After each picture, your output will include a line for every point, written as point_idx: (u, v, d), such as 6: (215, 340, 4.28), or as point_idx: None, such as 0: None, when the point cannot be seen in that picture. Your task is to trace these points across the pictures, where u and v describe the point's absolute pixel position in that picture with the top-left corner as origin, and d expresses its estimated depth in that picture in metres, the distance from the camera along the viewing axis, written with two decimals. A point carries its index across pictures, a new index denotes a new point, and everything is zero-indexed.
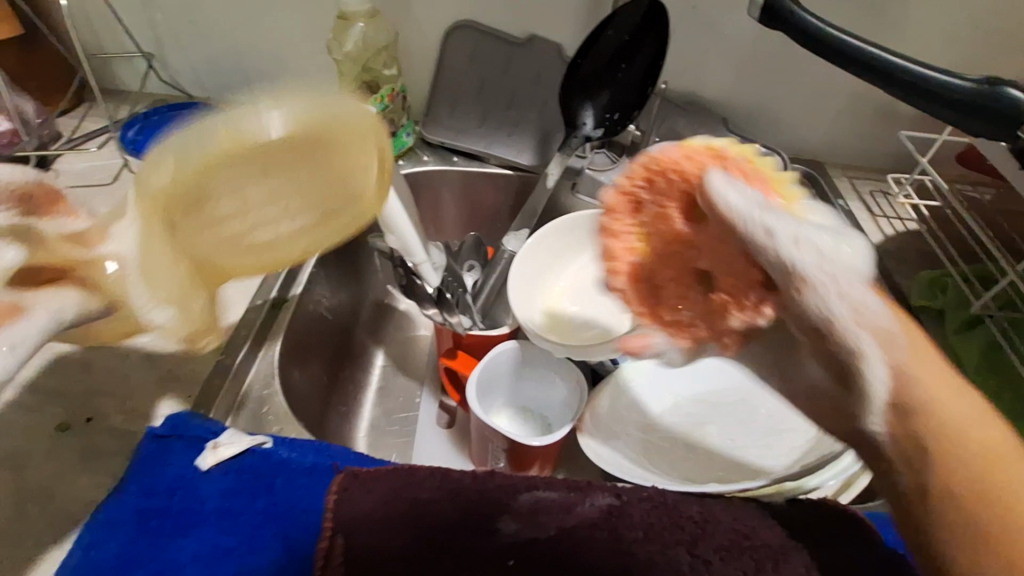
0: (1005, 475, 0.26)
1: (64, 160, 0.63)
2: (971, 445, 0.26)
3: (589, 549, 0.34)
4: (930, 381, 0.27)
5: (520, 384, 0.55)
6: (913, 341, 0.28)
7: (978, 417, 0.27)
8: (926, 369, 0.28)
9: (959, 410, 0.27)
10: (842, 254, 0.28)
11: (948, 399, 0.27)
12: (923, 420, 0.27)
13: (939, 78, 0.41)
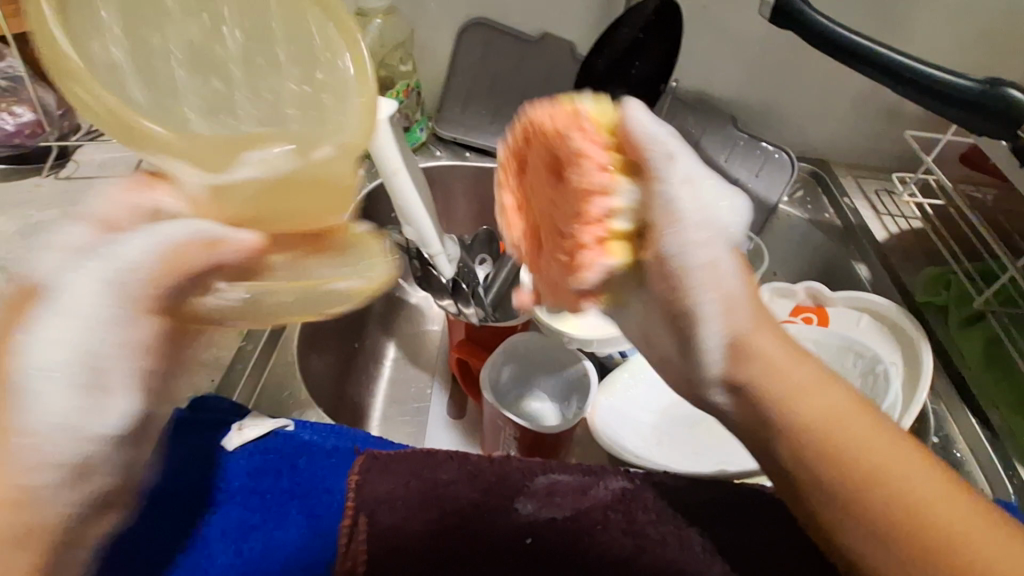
0: (888, 466, 0.28)
1: (84, 151, 0.64)
2: (850, 444, 0.29)
3: (605, 529, 0.35)
4: (804, 384, 0.30)
5: (529, 378, 0.55)
6: (780, 345, 0.32)
7: (850, 412, 0.30)
8: (798, 374, 0.31)
9: (829, 408, 0.30)
10: (703, 204, 0.31)
11: (819, 400, 0.30)
12: (796, 428, 0.30)
13: (943, 78, 0.42)
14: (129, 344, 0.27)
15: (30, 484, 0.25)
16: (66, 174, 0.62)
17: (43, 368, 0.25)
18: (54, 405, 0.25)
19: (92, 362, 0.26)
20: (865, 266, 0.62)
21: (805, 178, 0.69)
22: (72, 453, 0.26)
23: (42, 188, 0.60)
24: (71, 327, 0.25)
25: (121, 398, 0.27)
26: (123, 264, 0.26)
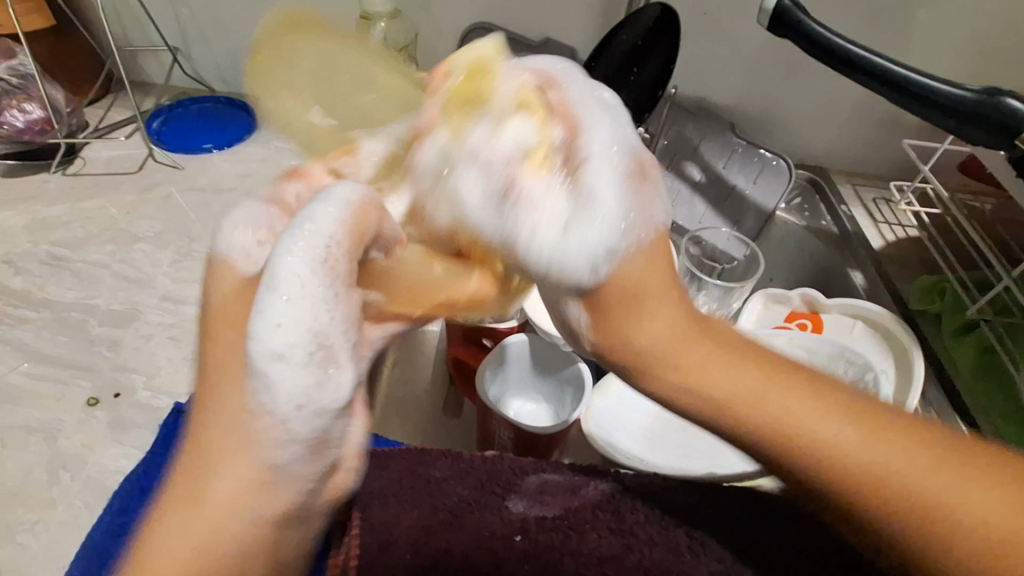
0: (830, 440, 0.26)
1: (92, 149, 0.66)
2: (782, 424, 0.26)
3: (593, 526, 0.36)
4: (703, 370, 0.28)
5: (526, 378, 0.55)
6: (663, 334, 0.28)
7: (770, 386, 0.27)
8: (687, 362, 0.28)
9: (732, 389, 0.27)
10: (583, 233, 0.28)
11: (719, 385, 0.27)
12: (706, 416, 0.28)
13: (946, 91, 0.42)
14: (344, 317, 0.27)
15: (280, 462, 0.27)
16: (74, 171, 0.63)
17: (272, 355, 0.25)
18: (293, 385, 0.26)
19: (321, 343, 0.26)
20: (860, 274, 0.63)
21: (802, 185, 0.70)
22: (310, 430, 0.27)
23: (50, 183, 0.62)
24: (287, 308, 0.25)
25: (347, 372, 0.28)
26: (320, 236, 0.26)
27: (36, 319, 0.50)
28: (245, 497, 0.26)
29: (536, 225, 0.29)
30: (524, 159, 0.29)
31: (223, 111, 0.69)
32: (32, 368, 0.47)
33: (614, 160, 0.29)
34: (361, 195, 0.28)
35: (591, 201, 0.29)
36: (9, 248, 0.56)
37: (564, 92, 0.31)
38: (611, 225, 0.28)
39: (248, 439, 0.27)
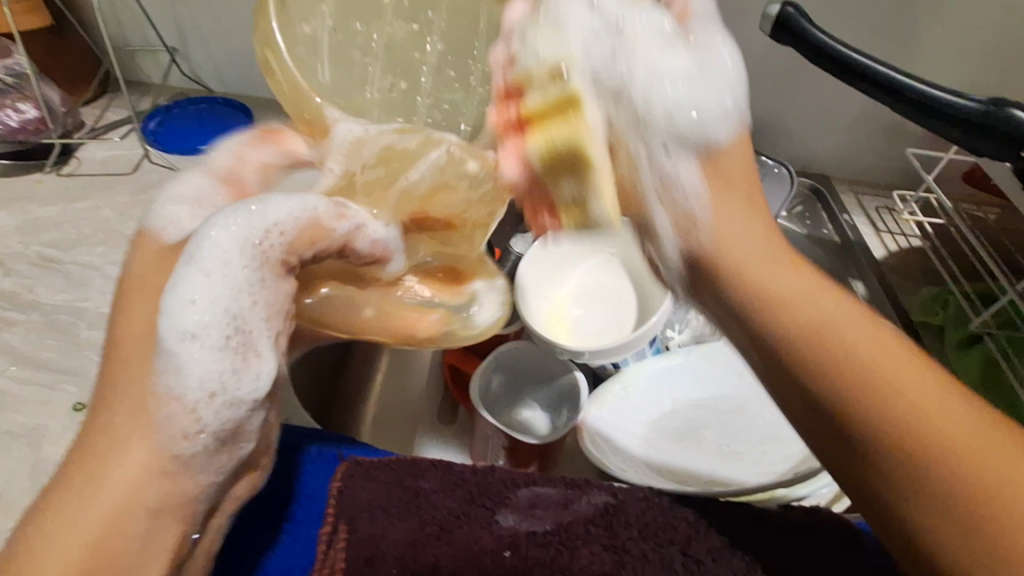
0: (886, 373, 0.26)
1: (87, 149, 0.65)
2: (831, 364, 0.27)
3: (586, 543, 0.35)
4: (793, 297, 0.30)
5: (518, 386, 0.54)
6: (759, 253, 0.31)
7: (860, 326, 0.29)
8: (781, 285, 0.30)
9: (817, 316, 0.29)
10: (708, 96, 0.30)
11: (810, 312, 0.29)
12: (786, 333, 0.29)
13: (947, 99, 0.41)
14: (266, 303, 0.28)
15: (188, 453, 0.27)
16: (68, 171, 0.63)
17: (182, 333, 0.26)
18: (202, 372, 0.26)
19: (234, 327, 0.27)
20: (862, 283, 0.62)
21: (805, 193, 0.69)
22: (218, 421, 0.27)
23: (44, 184, 0.61)
24: (205, 284, 0.27)
25: (262, 362, 0.28)
26: (265, 220, 0.28)
27: (25, 321, 0.49)
28: (143, 489, 0.26)
29: (650, 126, 0.30)
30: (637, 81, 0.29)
31: (221, 112, 0.68)
32: (19, 371, 0.46)
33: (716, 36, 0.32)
34: (319, 205, 0.30)
35: (697, 111, 0.30)
36: (1, 249, 0.55)
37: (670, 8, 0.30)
38: (710, 128, 0.31)
39: (150, 417, 0.26)
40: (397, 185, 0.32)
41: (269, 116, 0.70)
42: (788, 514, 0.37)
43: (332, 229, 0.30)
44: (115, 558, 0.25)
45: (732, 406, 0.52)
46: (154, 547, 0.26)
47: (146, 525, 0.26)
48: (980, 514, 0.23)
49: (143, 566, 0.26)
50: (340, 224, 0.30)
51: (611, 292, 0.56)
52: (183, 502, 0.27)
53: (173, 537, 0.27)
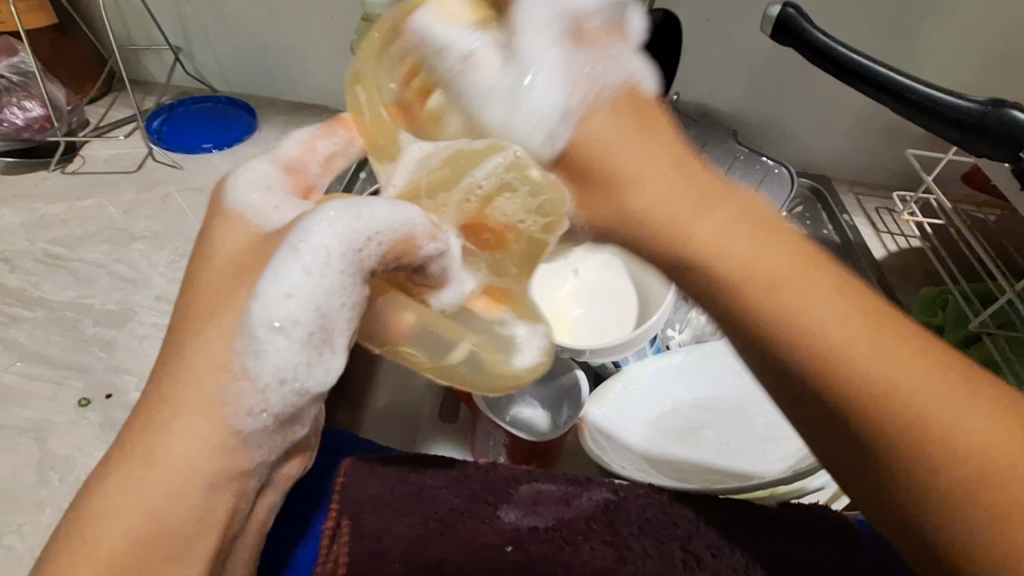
0: (828, 333, 0.24)
1: (92, 148, 0.65)
2: (773, 311, 0.24)
3: (586, 539, 0.35)
4: (718, 244, 0.25)
5: (512, 394, 0.52)
6: (678, 193, 0.26)
7: (787, 268, 0.25)
8: (702, 230, 0.26)
9: (744, 261, 0.25)
10: (535, 98, 0.27)
11: (733, 257, 0.25)
12: (710, 284, 0.26)
13: (946, 100, 0.42)
14: (354, 305, 0.27)
15: (248, 429, 0.26)
16: (73, 169, 0.63)
17: (272, 325, 0.26)
18: (278, 363, 0.26)
19: (318, 325, 0.26)
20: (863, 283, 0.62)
21: (805, 194, 0.70)
22: (281, 404, 0.27)
23: (49, 181, 0.61)
24: (306, 282, 0.26)
25: (334, 359, 0.27)
26: (361, 225, 0.26)
27: (30, 318, 0.50)
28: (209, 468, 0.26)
29: (498, 97, 0.28)
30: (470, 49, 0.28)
31: (225, 110, 0.69)
32: (25, 367, 0.47)
33: (547, 17, 0.28)
34: (417, 220, 0.28)
35: (529, 84, 0.28)
36: (6, 246, 0.56)
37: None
38: (561, 85, 0.27)
39: (221, 403, 0.26)
40: (461, 184, 0.30)
41: (272, 116, 0.70)
42: (788, 513, 0.37)
43: (422, 245, 0.28)
44: (173, 529, 0.26)
45: (731, 404, 0.52)
46: (210, 518, 0.26)
47: (203, 498, 0.26)
48: (918, 464, 0.22)
49: (197, 538, 0.26)
50: (429, 244, 0.28)
51: (612, 292, 0.56)
52: (238, 477, 0.27)
53: (226, 509, 0.27)
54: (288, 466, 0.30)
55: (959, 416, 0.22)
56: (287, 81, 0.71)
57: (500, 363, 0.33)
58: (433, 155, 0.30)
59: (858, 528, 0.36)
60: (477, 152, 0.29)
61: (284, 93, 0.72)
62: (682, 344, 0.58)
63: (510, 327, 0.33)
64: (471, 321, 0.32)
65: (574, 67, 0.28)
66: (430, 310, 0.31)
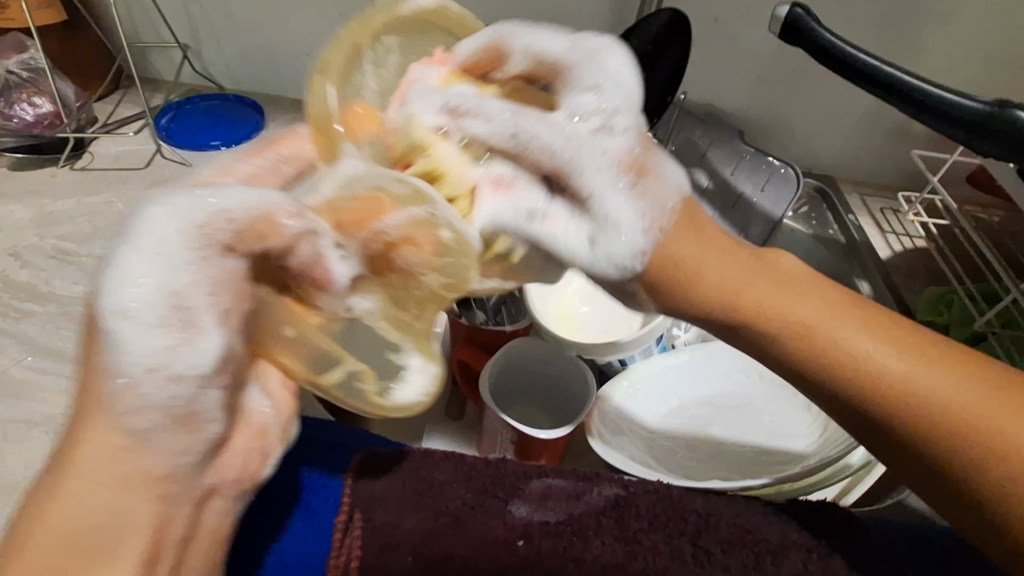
0: (874, 366, 0.27)
1: (100, 144, 0.66)
2: (827, 353, 0.27)
3: (597, 534, 0.36)
4: (763, 301, 0.28)
5: (527, 385, 0.54)
6: (732, 266, 0.29)
7: (822, 312, 0.28)
8: (749, 290, 0.28)
9: (789, 314, 0.28)
10: (616, 237, 0.28)
11: (778, 312, 0.28)
12: (764, 339, 0.28)
13: (952, 100, 0.42)
14: (206, 280, 0.24)
15: (146, 430, 0.25)
16: (82, 165, 0.63)
17: (118, 310, 0.23)
18: (148, 353, 0.24)
19: (175, 303, 0.24)
20: (867, 283, 0.62)
21: (810, 194, 0.70)
22: (162, 396, 0.24)
23: (58, 177, 0.62)
24: (148, 264, 0.23)
25: (208, 336, 0.24)
26: (214, 206, 0.24)
27: (41, 312, 0.50)
28: (114, 464, 0.25)
29: (571, 246, 0.29)
30: (532, 212, 0.29)
31: (233, 108, 0.69)
32: (36, 361, 0.47)
33: (608, 172, 0.29)
34: (274, 197, 0.26)
35: (612, 227, 0.28)
36: (16, 241, 0.56)
37: (540, 135, 0.29)
38: (633, 229, 0.28)
39: (106, 402, 0.25)
40: (369, 226, 0.27)
41: (279, 113, 0.71)
42: (797, 509, 0.37)
43: (281, 223, 0.26)
44: (93, 532, 0.25)
45: (737, 402, 0.52)
46: (131, 522, 0.25)
47: (116, 500, 0.25)
48: (979, 469, 0.25)
49: (119, 543, 0.25)
50: (291, 222, 0.26)
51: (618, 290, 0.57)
52: (160, 479, 0.26)
53: (152, 514, 0.26)
54: (232, 469, 0.29)
55: (997, 410, 0.25)
56: (294, 79, 0.71)
57: (379, 392, 0.33)
58: (341, 182, 0.28)
59: (866, 524, 0.36)
60: (383, 198, 0.27)
61: (291, 91, 0.72)
62: (688, 342, 0.58)
63: (402, 354, 0.34)
64: (357, 343, 0.32)
65: (639, 205, 0.29)
66: (315, 332, 0.31)
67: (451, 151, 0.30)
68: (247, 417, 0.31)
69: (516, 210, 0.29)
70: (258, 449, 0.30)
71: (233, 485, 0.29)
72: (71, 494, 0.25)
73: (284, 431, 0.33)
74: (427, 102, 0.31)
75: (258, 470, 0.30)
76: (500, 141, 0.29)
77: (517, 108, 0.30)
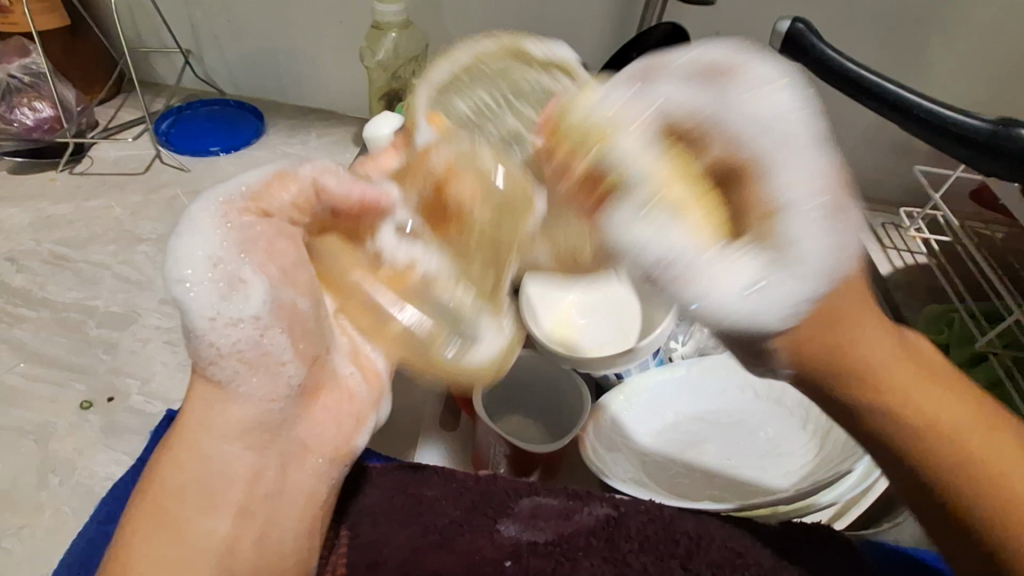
0: (982, 457, 0.30)
1: (100, 148, 0.66)
2: (932, 441, 0.30)
3: (585, 555, 0.35)
4: (899, 384, 0.31)
5: (526, 397, 0.54)
6: (881, 342, 0.31)
7: (943, 406, 0.31)
8: (890, 371, 0.31)
9: (926, 410, 0.31)
10: (808, 250, 0.28)
11: (929, 415, 0.31)
12: (883, 416, 0.31)
13: (954, 117, 0.41)
14: (232, 242, 0.31)
15: (242, 391, 0.31)
16: (81, 170, 0.63)
17: (176, 280, 0.30)
18: (202, 303, 0.30)
19: (228, 268, 0.31)
20: None
21: None
22: (231, 346, 0.30)
23: (57, 182, 0.62)
24: (192, 243, 0.31)
25: (257, 287, 0.31)
26: (240, 189, 0.33)
27: (35, 318, 0.50)
28: (211, 415, 0.31)
29: (731, 278, 0.27)
30: (650, 209, 0.27)
31: (234, 114, 0.70)
32: (28, 368, 0.47)
33: (807, 198, 0.28)
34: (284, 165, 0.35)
35: (789, 274, 0.28)
36: (13, 245, 0.56)
37: (739, 125, 0.28)
38: (814, 270, 0.28)
39: (206, 376, 0.31)
40: (423, 171, 0.34)
41: (280, 119, 0.71)
42: (789, 531, 0.37)
43: (281, 198, 0.33)
44: (202, 481, 0.31)
45: (734, 418, 0.52)
46: (231, 470, 0.31)
47: (218, 451, 0.31)
48: None
49: (218, 495, 0.31)
50: (305, 169, 0.34)
51: (614, 301, 0.56)
52: (256, 430, 0.32)
53: (247, 464, 0.32)
54: (328, 435, 0.35)
55: None
56: (294, 86, 0.71)
57: (451, 351, 0.36)
58: (444, 147, 0.34)
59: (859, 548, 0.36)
60: (427, 145, 0.34)
61: (291, 97, 0.72)
62: (685, 355, 0.56)
63: (478, 318, 0.37)
64: (437, 305, 0.36)
65: (832, 239, 0.28)
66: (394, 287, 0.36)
67: (626, 132, 0.29)
68: (339, 382, 0.36)
69: (643, 220, 0.27)
70: (347, 414, 0.36)
71: (322, 447, 0.35)
72: (180, 452, 0.31)
73: (378, 404, 0.38)
74: (610, 99, 0.30)
75: (348, 439, 0.36)
76: (682, 117, 0.29)
77: (704, 94, 0.29)
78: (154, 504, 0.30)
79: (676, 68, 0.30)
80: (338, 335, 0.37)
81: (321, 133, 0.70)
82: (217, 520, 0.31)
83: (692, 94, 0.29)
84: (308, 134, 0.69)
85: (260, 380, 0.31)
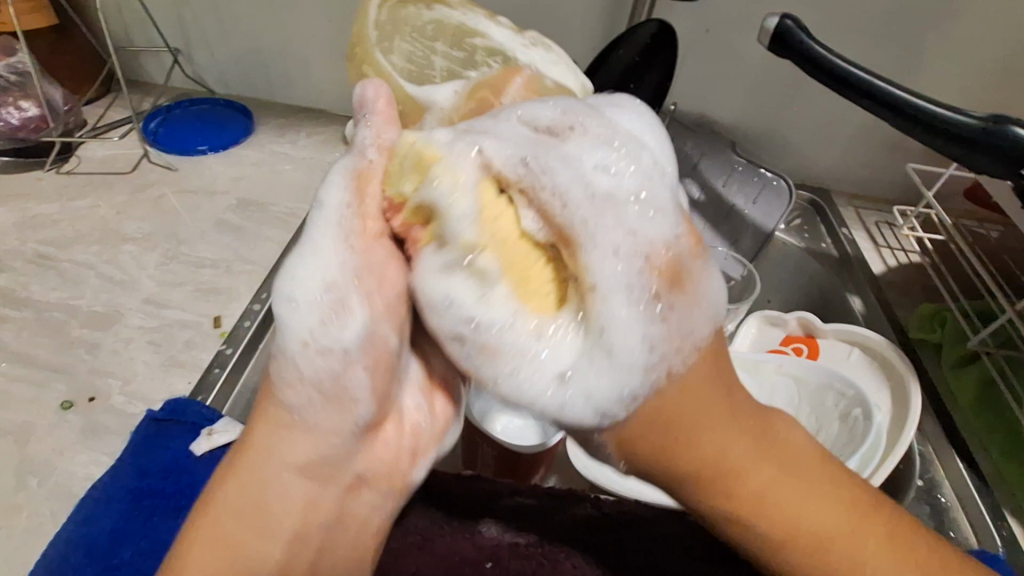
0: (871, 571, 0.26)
1: (87, 147, 0.65)
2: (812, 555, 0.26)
3: (567, 557, 0.35)
4: (769, 493, 0.26)
5: None
6: (755, 450, 0.26)
7: (835, 524, 0.26)
8: (754, 484, 0.26)
9: (799, 526, 0.26)
10: (616, 345, 0.24)
11: (788, 519, 0.26)
12: (749, 526, 0.26)
13: (944, 114, 0.41)
14: (349, 267, 0.28)
15: (315, 422, 0.29)
16: (68, 169, 0.63)
17: (284, 297, 0.28)
18: (300, 325, 0.28)
19: (332, 294, 0.28)
20: (859, 300, 0.61)
21: (803, 206, 0.69)
22: (316, 373, 0.28)
23: (43, 181, 0.61)
24: (312, 260, 0.28)
25: (355, 319, 0.28)
26: (335, 209, 0.29)
27: (18, 318, 0.50)
28: (273, 442, 0.29)
29: (532, 364, 0.24)
30: (461, 267, 0.25)
31: (223, 113, 0.69)
32: (9, 369, 0.46)
33: (636, 272, 0.24)
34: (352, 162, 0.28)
35: (584, 370, 0.24)
36: None
37: (556, 173, 0.24)
38: (618, 366, 0.24)
39: (281, 406, 0.29)
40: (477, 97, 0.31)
41: (269, 118, 0.70)
42: None
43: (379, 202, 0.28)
44: (257, 506, 0.28)
45: None
46: (289, 502, 0.29)
47: (287, 481, 0.29)
48: None
49: (268, 524, 0.28)
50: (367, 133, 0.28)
51: None
52: (325, 467, 0.30)
53: (304, 494, 0.29)
54: (388, 468, 0.32)
55: None
56: (283, 85, 0.70)
57: None
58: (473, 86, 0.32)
59: None
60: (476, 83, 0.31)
61: (280, 96, 0.72)
62: None
63: None
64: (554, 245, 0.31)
65: (647, 338, 0.24)
66: None
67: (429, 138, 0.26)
68: (403, 415, 0.34)
69: (457, 274, 0.25)
70: (409, 448, 0.33)
71: (384, 480, 0.32)
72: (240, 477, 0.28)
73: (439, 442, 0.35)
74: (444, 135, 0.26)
75: (407, 472, 0.33)
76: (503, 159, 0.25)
77: (539, 143, 0.25)
78: (207, 538, 0.27)
79: (514, 113, 0.27)
80: (412, 362, 0.34)
81: (310, 132, 0.69)
82: (274, 546, 0.28)
83: (534, 141, 0.25)
84: (298, 133, 0.69)
85: (328, 412, 0.29)
